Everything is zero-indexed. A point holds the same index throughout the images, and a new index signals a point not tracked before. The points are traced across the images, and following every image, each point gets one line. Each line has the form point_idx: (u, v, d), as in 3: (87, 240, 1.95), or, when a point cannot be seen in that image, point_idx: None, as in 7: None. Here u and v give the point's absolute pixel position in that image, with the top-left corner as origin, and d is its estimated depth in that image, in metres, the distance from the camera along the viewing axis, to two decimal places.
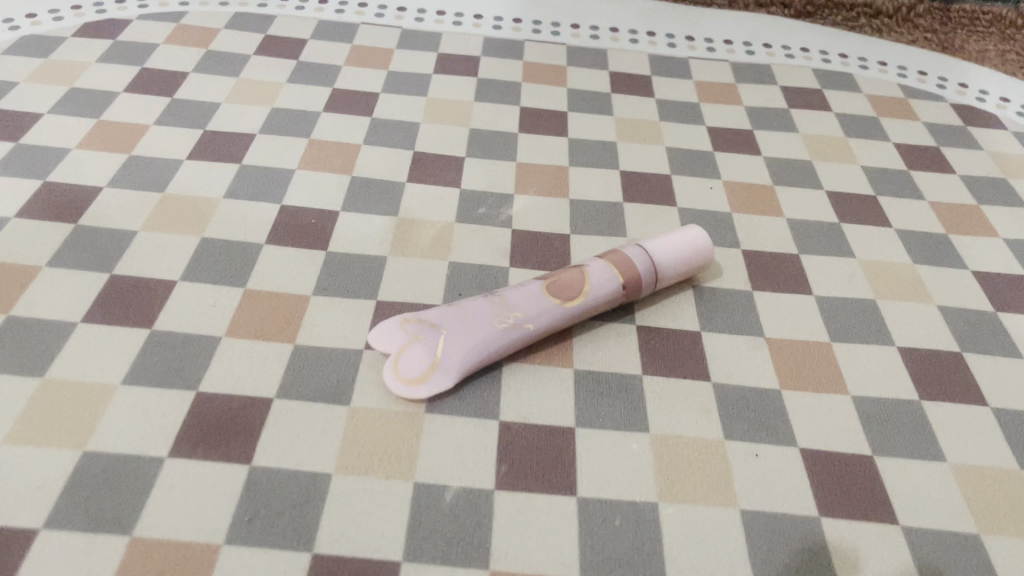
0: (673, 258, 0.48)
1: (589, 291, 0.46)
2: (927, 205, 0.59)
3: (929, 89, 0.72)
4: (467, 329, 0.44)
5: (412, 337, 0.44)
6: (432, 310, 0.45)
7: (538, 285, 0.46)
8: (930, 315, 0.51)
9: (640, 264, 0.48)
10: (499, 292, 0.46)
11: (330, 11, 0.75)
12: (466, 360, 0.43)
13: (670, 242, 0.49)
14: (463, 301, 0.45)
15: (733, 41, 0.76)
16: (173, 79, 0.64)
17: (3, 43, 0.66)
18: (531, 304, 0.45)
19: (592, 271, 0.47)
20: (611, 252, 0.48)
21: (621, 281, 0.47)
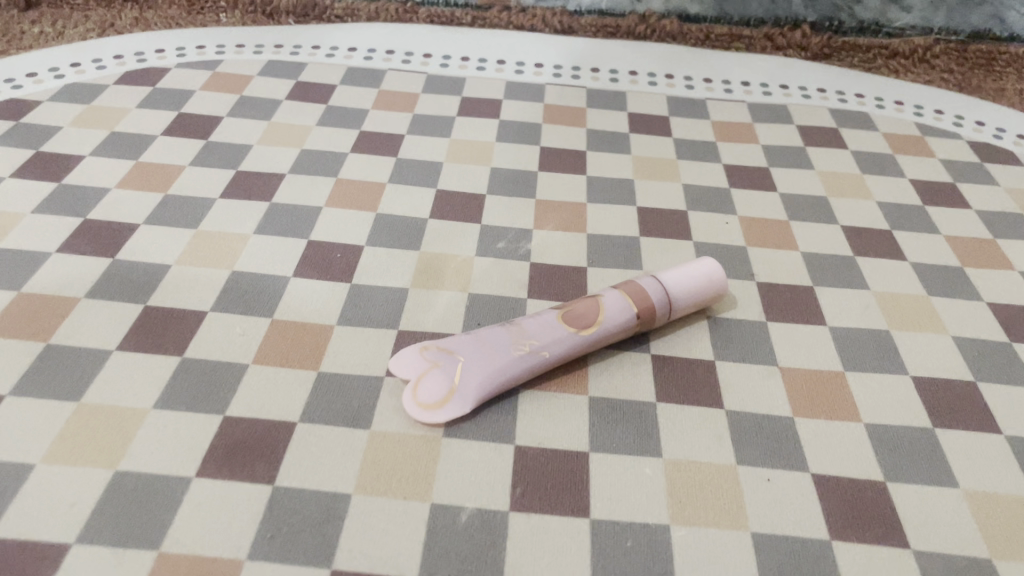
0: (687, 289, 0.49)
1: (604, 320, 0.47)
2: (942, 239, 0.60)
3: (945, 127, 0.73)
4: (483, 356, 0.45)
5: (431, 363, 0.45)
6: (451, 338, 0.47)
7: (554, 315, 0.47)
8: (944, 345, 0.51)
9: (655, 295, 0.49)
10: (516, 321, 0.47)
11: (359, 58, 0.78)
12: (484, 387, 0.44)
13: (683, 274, 0.50)
14: (481, 330, 0.47)
15: (749, 83, 0.77)
16: (209, 123, 0.67)
17: (49, 91, 0.69)
18: (546, 333, 0.46)
19: (607, 302, 0.48)
20: (626, 283, 0.50)
21: (636, 311, 0.48)
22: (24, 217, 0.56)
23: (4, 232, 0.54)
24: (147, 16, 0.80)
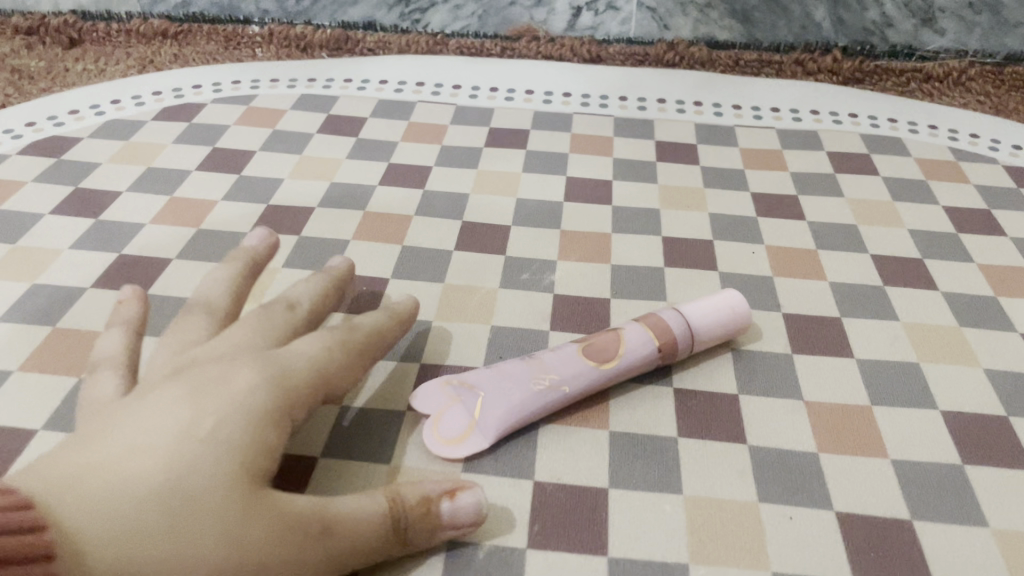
0: (709, 321, 0.49)
1: (624, 354, 0.47)
2: (975, 267, 0.59)
3: (980, 151, 0.72)
4: (502, 390, 0.45)
5: (451, 398, 0.46)
6: (472, 371, 0.47)
7: (574, 348, 0.47)
8: (975, 378, 0.50)
9: (676, 327, 0.49)
10: (536, 354, 0.47)
11: (390, 90, 0.79)
12: (503, 422, 0.44)
13: (707, 307, 0.50)
14: (501, 363, 0.47)
15: (780, 109, 0.77)
16: (242, 157, 0.69)
17: (89, 128, 0.71)
18: (565, 366, 0.46)
19: (627, 334, 0.48)
20: (647, 316, 0.50)
21: (657, 343, 0.48)
22: (62, 253, 0.57)
23: (42, 268, 0.56)
24: (185, 52, 0.82)
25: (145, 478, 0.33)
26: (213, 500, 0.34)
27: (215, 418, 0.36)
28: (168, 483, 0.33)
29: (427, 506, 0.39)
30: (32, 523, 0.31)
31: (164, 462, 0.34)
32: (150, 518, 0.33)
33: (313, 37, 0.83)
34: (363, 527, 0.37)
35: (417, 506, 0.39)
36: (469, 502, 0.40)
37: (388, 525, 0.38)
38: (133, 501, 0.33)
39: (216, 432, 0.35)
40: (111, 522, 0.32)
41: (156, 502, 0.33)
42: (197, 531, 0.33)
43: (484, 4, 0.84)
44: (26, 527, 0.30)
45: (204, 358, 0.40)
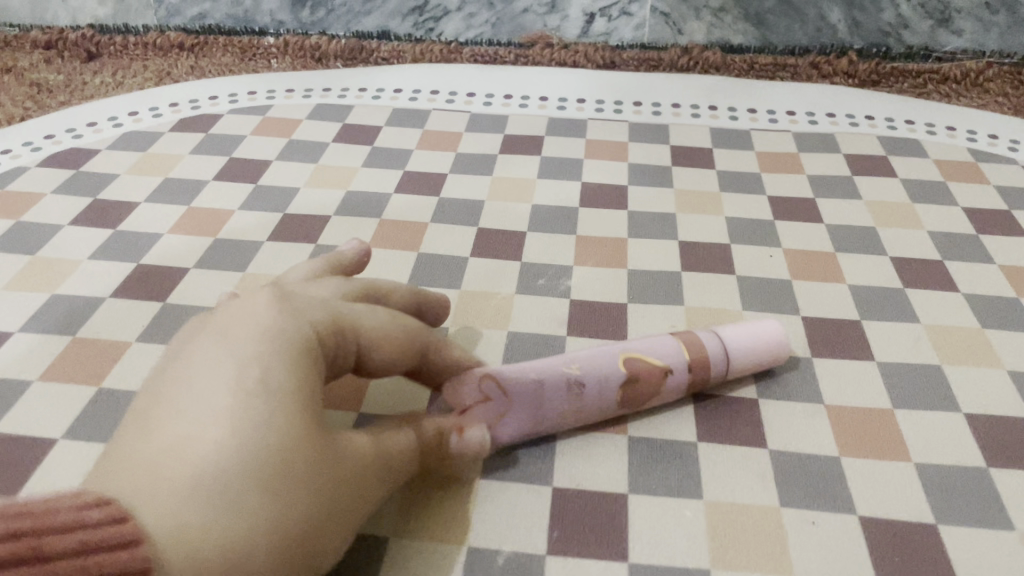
0: (747, 358, 0.48)
1: (658, 394, 0.46)
2: (996, 268, 0.58)
3: (999, 152, 0.71)
4: (528, 415, 0.44)
5: (478, 398, 0.44)
6: (512, 373, 0.44)
7: (617, 365, 0.45)
8: (999, 380, 0.49)
9: (716, 368, 0.47)
10: (584, 377, 0.45)
11: (405, 99, 0.79)
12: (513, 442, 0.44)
13: (752, 358, 0.48)
14: (545, 377, 0.44)
15: (795, 112, 0.76)
16: (258, 167, 0.69)
17: (108, 139, 0.72)
18: (598, 395, 0.45)
19: (670, 358, 0.46)
20: (704, 352, 0.47)
21: (692, 373, 0.46)
22: (81, 264, 0.58)
23: (61, 279, 0.56)
24: (201, 64, 0.83)
25: (228, 453, 0.31)
26: (299, 458, 0.33)
27: (268, 378, 0.34)
28: (258, 453, 0.32)
29: (441, 438, 0.42)
30: (124, 533, 0.28)
31: (242, 431, 0.32)
32: (253, 489, 0.31)
33: (328, 47, 0.84)
34: (399, 459, 0.40)
35: (432, 438, 0.42)
36: (476, 437, 0.43)
37: (416, 450, 0.41)
38: (218, 479, 0.31)
39: (269, 387, 0.34)
40: (215, 506, 0.30)
41: (243, 473, 0.31)
42: (298, 489, 0.33)
43: (497, 12, 0.84)
44: (119, 539, 0.28)
45: (218, 317, 0.39)
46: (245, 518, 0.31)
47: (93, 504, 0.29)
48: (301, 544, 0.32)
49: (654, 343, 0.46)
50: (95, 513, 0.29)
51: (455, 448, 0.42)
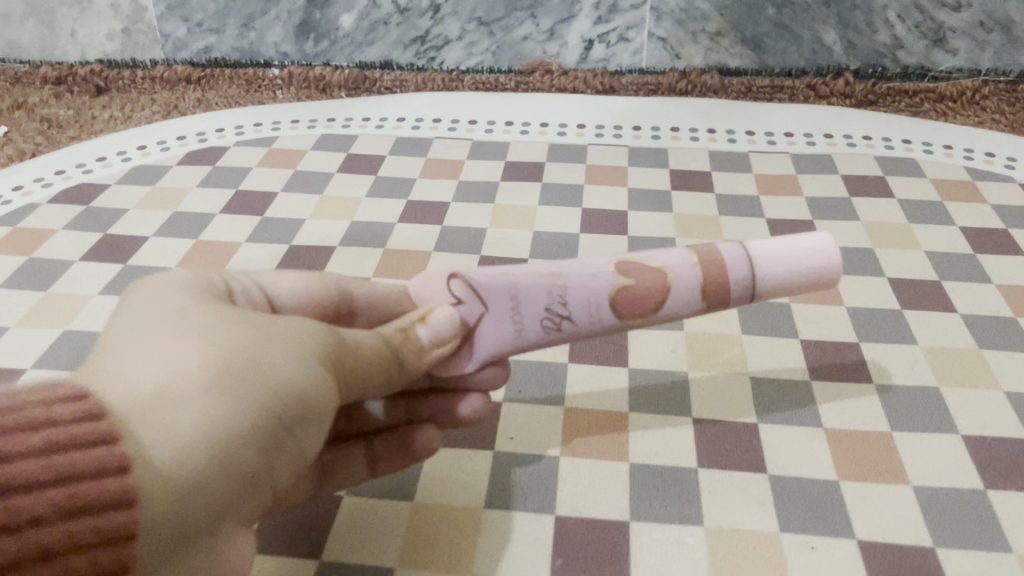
0: (779, 280, 0.44)
1: (661, 309, 0.43)
2: (993, 287, 0.59)
3: (996, 170, 0.72)
4: (506, 320, 0.43)
5: (454, 300, 0.43)
6: (491, 281, 0.43)
7: (610, 284, 0.43)
8: (996, 400, 0.50)
9: (734, 283, 0.43)
10: (569, 288, 0.43)
11: (408, 127, 0.80)
12: (492, 351, 0.44)
13: (782, 270, 0.44)
14: (526, 285, 0.43)
15: (793, 133, 0.77)
16: (265, 198, 0.70)
17: (117, 174, 0.73)
18: (585, 315, 0.43)
19: (675, 281, 0.43)
20: (716, 265, 0.43)
21: (704, 300, 0.44)
22: (92, 299, 0.59)
23: (72, 315, 0.57)
24: (208, 96, 0.85)
25: (161, 335, 0.33)
26: (206, 319, 0.34)
27: (168, 289, 0.37)
28: (179, 327, 0.34)
29: (406, 333, 0.41)
30: (95, 431, 0.28)
31: (167, 321, 0.34)
32: (159, 345, 0.33)
33: (332, 77, 0.85)
34: (371, 352, 0.38)
35: (397, 334, 0.41)
36: (443, 318, 0.42)
37: (385, 345, 0.39)
38: (157, 348, 0.33)
39: (187, 295, 0.37)
40: (128, 364, 0.32)
41: (179, 339, 0.33)
42: (212, 333, 0.34)
43: (497, 40, 0.85)
44: (91, 435, 0.28)
45: None
46: (161, 361, 0.32)
47: (60, 399, 0.28)
48: (242, 368, 0.33)
49: (660, 260, 0.43)
50: (64, 410, 0.28)
51: (427, 342, 0.41)
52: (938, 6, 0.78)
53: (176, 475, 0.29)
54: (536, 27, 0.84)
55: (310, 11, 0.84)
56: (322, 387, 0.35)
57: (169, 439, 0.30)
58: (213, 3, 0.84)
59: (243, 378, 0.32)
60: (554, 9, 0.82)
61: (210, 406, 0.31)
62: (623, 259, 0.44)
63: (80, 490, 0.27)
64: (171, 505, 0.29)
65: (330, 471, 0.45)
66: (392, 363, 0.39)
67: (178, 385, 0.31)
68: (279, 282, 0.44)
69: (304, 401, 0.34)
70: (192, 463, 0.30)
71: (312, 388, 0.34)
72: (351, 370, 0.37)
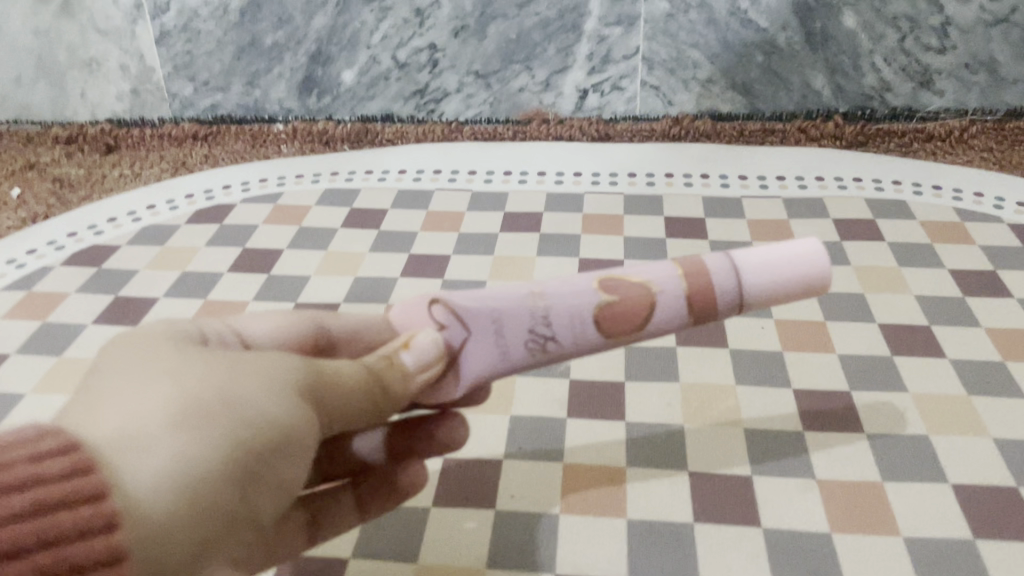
0: (765, 288, 0.45)
1: (646, 323, 0.44)
2: (982, 331, 0.60)
3: (985, 210, 0.73)
4: (489, 341, 0.44)
5: (437, 323, 0.45)
6: (472, 302, 0.44)
7: (593, 300, 0.44)
8: (985, 448, 0.51)
9: (721, 291, 0.44)
10: (550, 304, 0.44)
11: (409, 179, 0.82)
12: (479, 372, 0.45)
13: (768, 278, 0.45)
14: (507, 305, 0.44)
15: (785, 177, 0.79)
16: (271, 256, 0.72)
17: (128, 235, 0.75)
18: (569, 332, 0.44)
19: (661, 294, 0.44)
20: (701, 276, 0.44)
21: (690, 310, 0.45)
22: None
23: None
24: (215, 152, 0.87)
25: (134, 379, 0.35)
26: (178, 362, 0.36)
27: (144, 335, 0.38)
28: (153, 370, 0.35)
29: (389, 359, 0.42)
30: (81, 490, 0.29)
31: (141, 366, 0.36)
32: (132, 390, 0.34)
33: (334, 131, 0.88)
34: (351, 379, 0.40)
35: (380, 360, 0.42)
36: (426, 341, 0.43)
37: (367, 373, 0.41)
38: (129, 391, 0.34)
39: (162, 340, 0.38)
40: (101, 410, 0.33)
41: (151, 381, 0.34)
42: (185, 374, 0.35)
43: (494, 92, 0.87)
44: (76, 494, 0.29)
45: None
46: (136, 403, 0.33)
47: (51, 454, 0.29)
48: (213, 404, 0.34)
49: (640, 273, 0.45)
50: (52, 466, 0.29)
51: (412, 366, 0.43)
52: (924, 49, 0.80)
53: (154, 510, 0.31)
54: (532, 78, 0.86)
55: (313, 68, 0.87)
56: (296, 419, 0.36)
57: (143, 477, 0.31)
58: (218, 63, 0.87)
59: (213, 413, 0.34)
60: (549, 60, 0.85)
61: (184, 443, 0.32)
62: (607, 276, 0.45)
63: (65, 551, 0.28)
64: (151, 540, 0.30)
65: (321, 518, 0.47)
66: (375, 391, 0.41)
67: (153, 425, 0.32)
68: (257, 323, 0.45)
69: (279, 432, 0.35)
70: (170, 497, 0.31)
71: (285, 419, 0.36)
72: (326, 400, 0.39)
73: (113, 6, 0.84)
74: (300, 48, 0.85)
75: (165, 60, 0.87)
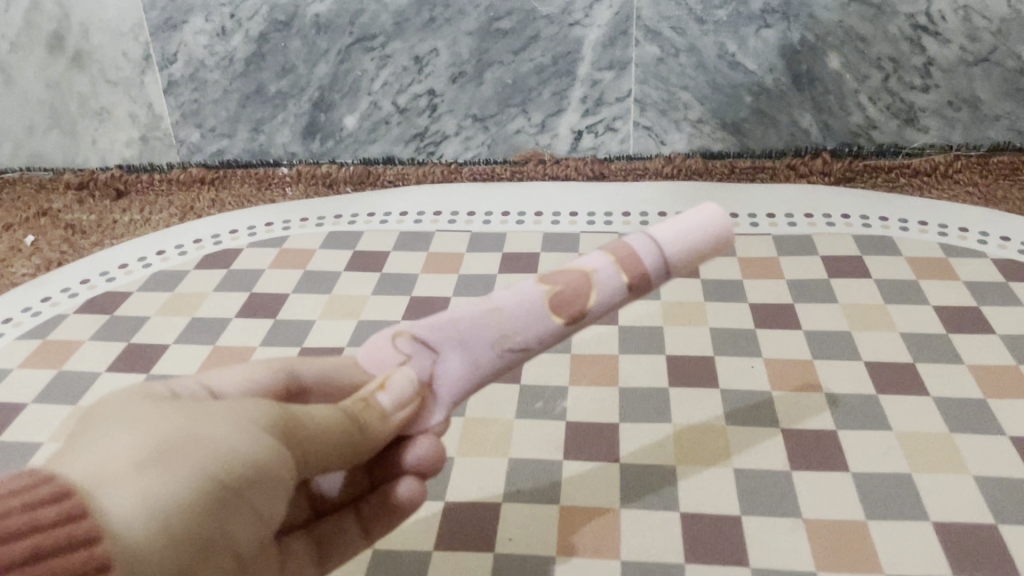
0: (684, 250, 0.51)
1: (595, 306, 0.50)
2: (965, 368, 0.62)
3: (969, 245, 0.75)
4: (456, 356, 0.49)
5: (404, 354, 0.49)
6: (432, 327, 0.49)
7: (541, 296, 0.49)
8: (965, 485, 0.53)
9: (651, 265, 0.51)
10: (500, 307, 0.49)
11: (410, 221, 0.85)
12: (456, 388, 0.49)
13: (686, 240, 0.51)
14: (462, 318, 0.49)
15: (776, 214, 0.81)
16: (277, 301, 0.75)
17: (138, 281, 0.78)
18: (528, 326, 0.49)
19: (599, 275, 0.50)
20: (630, 255, 0.50)
21: (627, 284, 0.50)
22: None
23: None
24: (222, 196, 0.90)
25: (113, 427, 0.38)
26: (154, 411, 0.39)
27: (127, 394, 0.41)
28: (131, 419, 0.38)
29: (366, 400, 0.46)
30: (75, 535, 0.31)
31: (121, 416, 0.39)
32: (112, 436, 0.37)
33: (337, 174, 0.90)
34: (329, 425, 0.42)
35: (358, 402, 0.45)
36: (400, 381, 0.47)
37: (346, 417, 0.44)
38: (108, 436, 0.37)
39: (141, 396, 0.41)
40: (82, 455, 0.36)
41: (129, 426, 0.37)
42: (161, 420, 0.38)
43: (492, 134, 0.90)
44: (72, 539, 0.31)
45: None
46: (115, 444, 0.36)
47: (42, 502, 0.31)
48: (185, 442, 0.37)
49: (573, 267, 0.50)
50: (46, 514, 0.31)
51: (389, 405, 0.46)
52: (908, 89, 0.82)
53: (132, 538, 0.33)
54: (529, 121, 0.89)
55: (316, 114, 0.89)
56: (270, 454, 0.39)
57: (121, 509, 0.33)
58: (225, 110, 0.90)
59: (186, 449, 0.36)
60: (544, 104, 0.87)
61: (160, 478, 0.35)
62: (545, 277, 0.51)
63: None
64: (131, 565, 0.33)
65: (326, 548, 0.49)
66: (351, 429, 0.43)
67: (129, 461, 0.35)
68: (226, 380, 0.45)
69: (254, 466, 0.38)
70: (147, 527, 0.33)
71: (259, 453, 0.38)
72: (300, 439, 0.41)
73: (123, 58, 0.87)
74: (303, 95, 0.88)
75: (173, 108, 0.90)
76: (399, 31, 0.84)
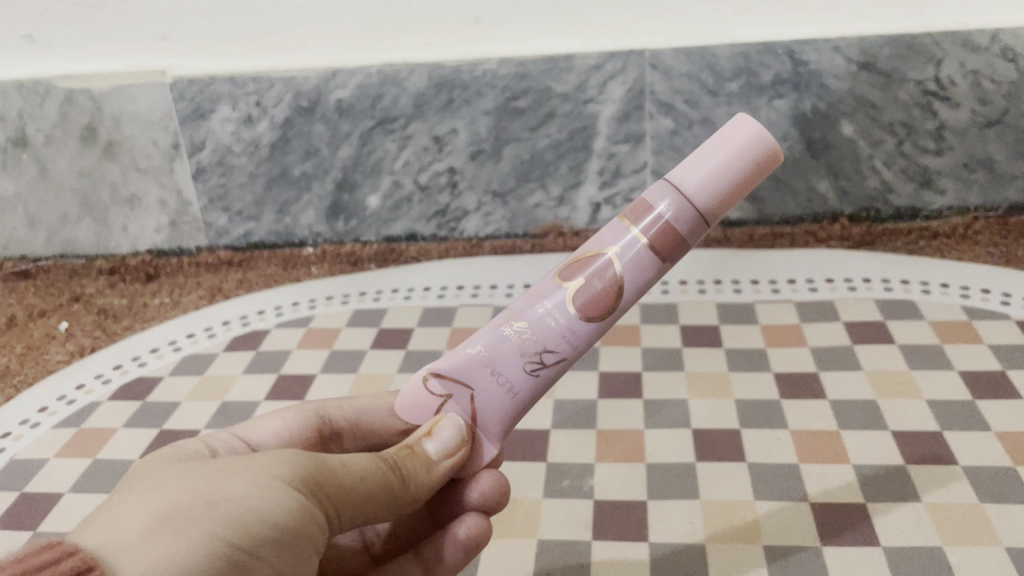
0: (711, 201, 0.49)
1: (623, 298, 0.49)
2: (993, 436, 0.62)
3: (992, 307, 0.77)
4: (493, 388, 0.50)
5: (441, 397, 0.50)
6: (462, 362, 0.50)
7: (564, 298, 0.49)
8: (998, 558, 0.52)
9: (681, 227, 0.49)
10: (520, 319, 0.50)
11: (433, 297, 0.88)
12: (502, 418, 0.51)
13: (712, 189, 0.49)
14: (486, 343, 0.50)
15: (795, 281, 0.84)
16: (305, 382, 0.76)
17: (169, 365, 0.80)
18: (559, 334, 0.49)
19: (619, 258, 0.49)
20: (654, 225, 0.49)
21: (658, 257, 0.49)
22: None
23: None
24: (248, 277, 0.94)
25: (136, 495, 0.41)
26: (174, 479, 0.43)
27: (153, 465, 0.45)
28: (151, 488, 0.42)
29: (412, 449, 0.50)
30: None
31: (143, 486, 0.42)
32: (133, 504, 0.40)
33: (362, 252, 0.94)
34: (366, 477, 0.47)
35: (403, 451, 0.50)
36: (448, 429, 0.50)
37: (382, 470, 0.48)
38: (130, 505, 0.40)
39: (166, 467, 0.45)
40: (108, 519, 0.39)
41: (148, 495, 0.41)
42: (179, 488, 0.41)
43: (512, 209, 0.91)
44: None
45: None
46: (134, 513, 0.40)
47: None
48: (200, 506, 0.40)
49: (593, 257, 0.50)
50: None
51: (436, 454, 0.50)
52: (922, 153, 0.83)
53: None
54: (547, 195, 0.90)
55: (339, 195, 0.91)
56: (289, 510, 0.42)
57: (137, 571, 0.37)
58: (250, 194, 0.92)
59: (200, 512, 0.40)
60: (562, 177, 0.89)
61: (178, 539, 0.38)
62: (562, 273, 0.51)
63: None
64: None
65: None
66: (385, 479, 0.47)
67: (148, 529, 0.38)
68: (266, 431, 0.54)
69: (270, 523, 0.41)
70: None
71: (277, 512, 0.41)
72: (329, 490, 0.44)
73: (152, 147, 0.90)
74: (326, 176, 0.90)
75: (201, 193, 0.92)
76: (419, 113, 0.86)
